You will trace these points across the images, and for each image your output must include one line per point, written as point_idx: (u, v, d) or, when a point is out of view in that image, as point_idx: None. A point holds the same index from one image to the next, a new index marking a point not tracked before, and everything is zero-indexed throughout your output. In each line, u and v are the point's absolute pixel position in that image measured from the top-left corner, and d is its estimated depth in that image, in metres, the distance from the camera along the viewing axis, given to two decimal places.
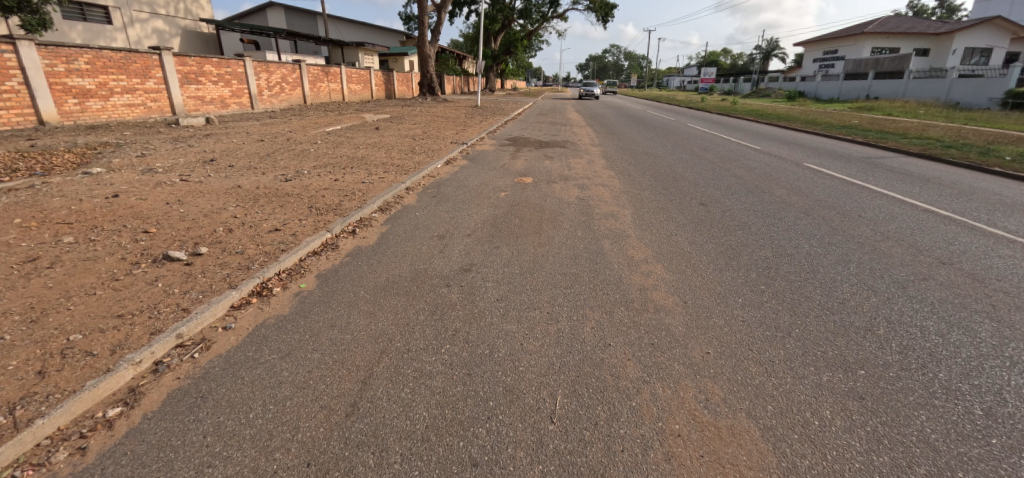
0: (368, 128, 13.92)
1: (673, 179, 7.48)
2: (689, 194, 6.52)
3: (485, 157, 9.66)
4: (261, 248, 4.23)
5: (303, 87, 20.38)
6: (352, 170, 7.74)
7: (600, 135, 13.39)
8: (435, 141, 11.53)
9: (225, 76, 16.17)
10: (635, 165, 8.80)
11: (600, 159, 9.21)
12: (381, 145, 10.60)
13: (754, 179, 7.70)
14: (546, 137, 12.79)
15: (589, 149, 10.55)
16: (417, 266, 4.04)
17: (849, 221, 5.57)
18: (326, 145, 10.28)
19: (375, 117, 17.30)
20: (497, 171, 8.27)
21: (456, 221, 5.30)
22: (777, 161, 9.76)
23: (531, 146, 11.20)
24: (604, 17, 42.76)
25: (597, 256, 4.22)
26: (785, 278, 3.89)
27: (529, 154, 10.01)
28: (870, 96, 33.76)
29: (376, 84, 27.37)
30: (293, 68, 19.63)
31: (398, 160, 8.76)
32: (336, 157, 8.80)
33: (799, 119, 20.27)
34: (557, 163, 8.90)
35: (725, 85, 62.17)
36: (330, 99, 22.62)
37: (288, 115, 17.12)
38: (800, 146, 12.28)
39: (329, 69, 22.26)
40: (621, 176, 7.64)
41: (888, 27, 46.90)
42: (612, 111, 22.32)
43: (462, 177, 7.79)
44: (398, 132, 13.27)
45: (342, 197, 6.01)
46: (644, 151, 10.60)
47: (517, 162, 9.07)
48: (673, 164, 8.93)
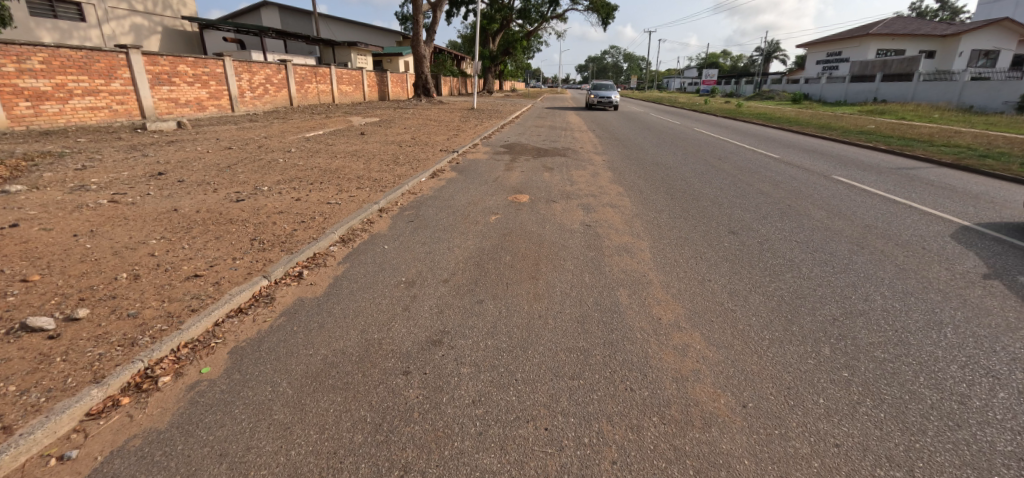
0: (353, 133, 12.85)
1: (693, 197, 6.45)
2: (714, 218, 5.49)
3: (477, 168, 8.61)
4: (164, 308, 3.19)
5: (289, 89, 19.29)
6: (319, 186, 6.67)
7: (604, 141, 12.33)
8: (424, 148, 10.45)
9: (202, 77, 15.08)
10: (646, 178, 7.75)
11: (606, 172, 8.17)
12: (362, 153, 9.52)
13: (785, 197, 6.65)
14: (546, 143, 11.71)
15: (593, 158, 9.50)
16: (370, 335, 2.99)
17: (917, 258, 4.52)
18: (300, 153, 9.20)
19: (363, 120, 16.25)
20: (489, 185, 7.22)
21: (433, 258, 4.25)
22: (803, 173, 8.71)
23: (530, 154, 10.15)
24: (605, 18, 41.83)
25: (610, 317, 3.17)
26: (868, 354, 2.87)
27: (526, 164, 8.96)
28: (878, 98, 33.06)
29: (369, 85, 26.29)
30: (278, 69, 18.55)
31: (377, 172, 7.70)
32: (306, 168, 7.74)
33: (811, 123, 19.27)
34: (558, 175, 7.84)
35: (727, 87, 61.21)
36: (319, 101, 21.56)
37: (270, 118, 16.06)
38: (823, 155, 11.25)
39: (318, 70, 21.18)
40: (632, 194, 6.60)
41: (895, 28, 45.95)
42: (615, 115, 21.31)
43: (448, 192, 6.73)
44: (385, 138, 12.19)
45: (297, 223, 4.94)
46: (655, 160, 9.54)
47: (513, 174, 8.02)
48: (690, 177, 7.90)
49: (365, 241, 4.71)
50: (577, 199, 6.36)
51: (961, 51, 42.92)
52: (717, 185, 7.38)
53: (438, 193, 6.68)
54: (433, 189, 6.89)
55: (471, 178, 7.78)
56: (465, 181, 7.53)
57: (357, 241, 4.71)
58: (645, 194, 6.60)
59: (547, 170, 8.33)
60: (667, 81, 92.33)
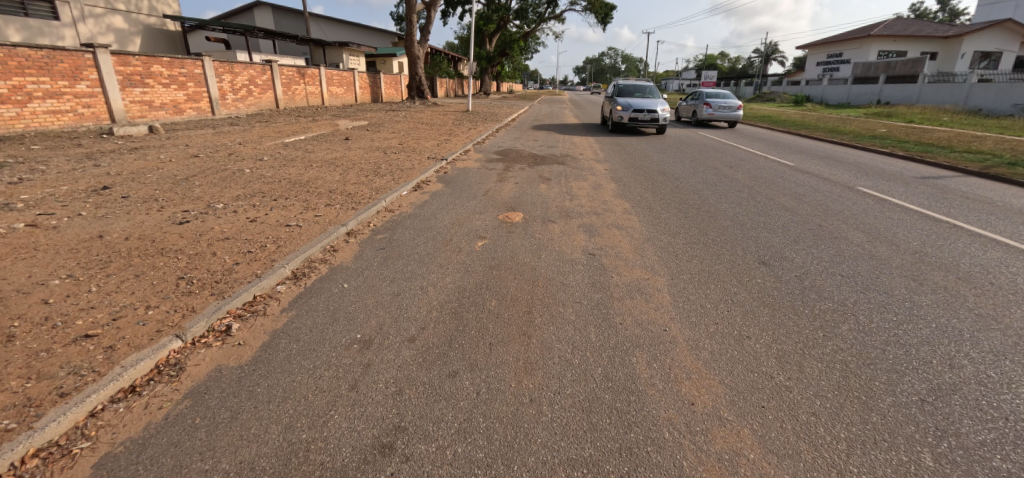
0: (337, 138, 12.01)
1: (709, 215, 5.65)
2: (739, 243, 4.69)
3: (466, 178, 7.79)
4: (23, 393, 2.37)
5: (275, 90, 18.42)
6: (283, 202, 5.83)
7: (606, 147, 11.49)
8: (410, 155, 9.60)
9: (179, 78, 14.21)
10: (654, 190, 6.95)
11: (610, 182, 7.36)
12: (341, 162, 8.67)
13: (813, 215, 5.85)
14: (544, 149, 10.88)
15: (595, 167, 8.68)
16: (297, 435, 2.17)
17: (990, 299, 3.73)
18: (272, 163, 8.35)
19: (350, 123, 15.40)
20: (479, 199, 6.39)
21: (401, 302, 3.42)
22: (825, 184, 7.92)
23: (525, 162, 9.33)
24: (604, 19, 41.09)
25: (626, 400, 2.36)
26: (984, 461, 2.07)
27: (521, 174, 8.14)
28: (882, 100, 32.45)
29: (361, 87, 25.43)
30: (263, 69, 17.68)
31: (352, 184, 6.87)
32: (273, 180, 6.88)
33: (818, 126, 18.52)
34: (557, 188, 7.02)
35: (727, 89, 60.57)
36: (307, 103, 20.67)
37: (252, 121, 15.18)
38: (841, 162, 10.47)
39: (306, 71, 20.30)
40: (640, 211, 5.80)
41: (897, 29, 45.34)
42: None
43: (431, 209, 5.91)
44: (370, 143, 11.34)
45: (243, 253, 4.12)
46: (661, 169, 8.74)
47: (506, 185, 7.20)
48: (702, 189, 7.10)
49: (322, 277, 3.89)
50: (577, 216, 5.55)
51: (964, 52, 42.34)
52: (735, 199, 6.58)
53: (419, 209, 5.86)
54: (415, 205, 6.07)
55: (459, 190, 6.95)
56: (451, 194, 6.70)
57: (313, 276, 3.90)
58: (655, 211, 5.79)
59: (544, 181, 7.51)
60: (666, 82, 91.71)
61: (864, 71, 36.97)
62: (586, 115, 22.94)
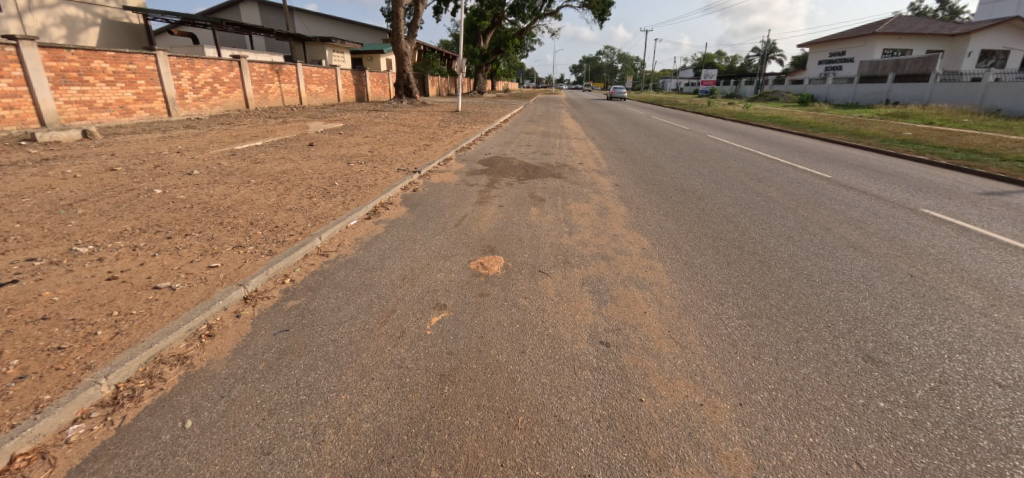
0: (300, 143, 10.38)
1: (758, 259, 4.13)
2: (817, 316, 3.18)
3: (440, 198, 6.22)
4: None
5: (245, 88, 16.75)
6: (177, 242, 4.26)
7: (609, 153, 9.94)
8: (377, 166, 8.02)
9: (126, 75, 12.53)
10: (675, 216, 5.41)
11: (619, 204, 5.84)
12: (290, 176, 7.07)
13: (893, 260, 4.34)
14: (537, 158, 9.32)
15: (598, 182, 7.15)
16: None
17: None
18: (201, 178, 6.74)
19: (323, 126, 13.76)
20: (448, 229, 4.84)
21: (266, 475, 1.89)
22: (879, 205, 6.42)
23: (514, 174, 7.78)
24: (602, 15, 39.49)
25: None
26: None
27: (508, 190, 6.60)
28: (891, 99, 31.03)
29: (344, 85, 23.77)
30: (230, 65, 15.99)
31: (287, 208, 5.29)
32: (185, 205, 5.30)
33: (834, 127, 17.05)
34: (551, 212, 5.48)
35: (727, 87, 58.94)
36: (283, 103, 18.89)
37: (212, 124, 13.48)
38: (881, 173, 8.96)
39: (281, 67, 18.57)
40: (665, 249, 4.29)
41: (902, 27, 43.93)
42: (616, 119, 19.17)
43: (383, 247, 4.36)
44: (335, 150, 9.73)
45: (46, 353, 2.58)
46: (677, 183, 7.23)
47: (488, 208, 5.65)
48: (736, 214, 5.58)
49: (159, 403, 2.34)
50: (579, 259, 4.01)
51: (971, 50, 40.94)
52: (781, 230, 5.06)
53: (364, 250, 4.29)
54: (362, 242, 4.51)
55: (427, 215, 5.38)
56: (416, 221, 5.16)
57: (145, 400, 2.36)
58: (685, 250, 4.26)
59: (536, 202, 5.94)
60: (665, 80, 90.22)
61: (871, 70, 35.38)
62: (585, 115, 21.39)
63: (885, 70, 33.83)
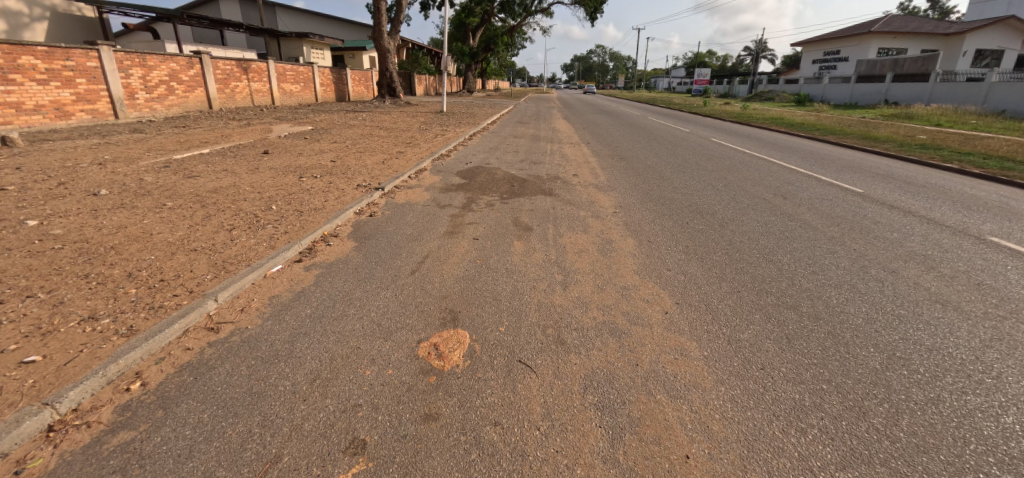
0: (254, 151, 9.01)
1: (827, 332, 2.94)
2: (955, 459, 2.00)
3: (401, 224, 4.94)
4: None
5: (208, 87, 15.24)
6: (4, 311, 2.99)
7: (607, 162, 8.71)
8: (334, 180, 6.70)
9: (62, 72, 11.00)
10: (698, 252, 4.19)
11: (625, 232, 4.62)
12: (221, 195, 5.73)
13: (1007, 327, 3.15)
14: (526, 168, 8.05)
15: (598, 199, 5.93)
16: None
17: None
18: (105, 201, 5.37)
19: (290, 129, 12.36)
20: (400, 279, 3.59)
21: None
22: (939, 232, 5.25)
23: (498, 189, 6.51)
24: (594, 12, 38.36)
25: None
26: None
27: (487, 212, 5.34)
28: (889, 99, 30.20)
29: (322, 83, 22.29)
30: (190, 62, 14.47)
31: (190, 248, 3.98)
32: (56, 245, 3.99)
33: (842, 129, 16.00)
34: (539, 246, 4.24)
35: (721, 87, 57.96)
36: (252, 102, 17.43)
37: (163, 127, 12.01)
38: (917, 186, 7.83)
39: (249, 65, 17.04)
40: (694, 313, 3.07)
41: (896, 26, 43.24)
42: (611, 120, 18.05)
43: (301, 313, 3.09)
44: (292, 158, 8.37)
45: None
46: (688, 200, 6.02)
47: (458, 241, 4.39)
48: (772, 247, 4.39)
49: None
50: (577, 336, 2.78)
51: (966, 50, 40.30)
52: (836, 274, 3.88)
53: (273, 319, 3.03)
54: (275, 304, 3.24)
55: (378, 253, 4.12)
56: (361, 265, 3.89)
57: None
58: (723, 316, 3.05)
59: (521, 229, 4.70)
60: (657, 79, 89.38)
61: (868, 70, 34.59)
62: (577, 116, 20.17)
63: (882, 70, 33.00)
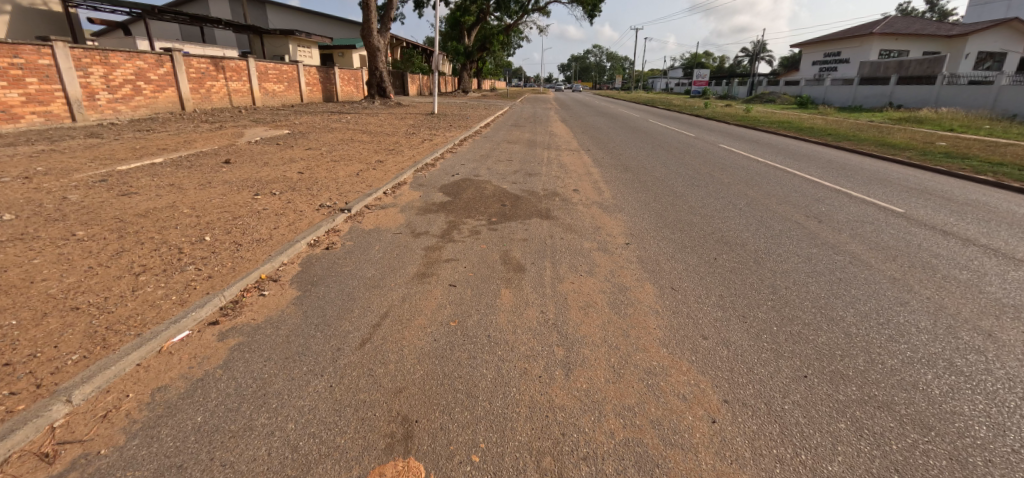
0: (215, 159, 8.00)
1: (952, 459, 2.01)
2: None
3: (362, 260, 3.97)
4: None
5: (180, 87, 14.15)
6: None
7: (609, 173, 7.77)
8: (295, 197, 5.72)
9: (9, 71, 9.89)
10: (738, 306, 3.25)
11: (642, 275, 3.68)
12: (150, 220, 4.74)
13: None
14: (519, 181, 7.08)
15: (604, 223, 5.00)
16: None
17: None
18: (3, 230, 4.37)
19: (264, 132, 11.32)
20: (343, 354, 2.63)
21: None
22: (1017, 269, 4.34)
23: (486, 208, 5.55)
24: (592, 12, 37.53)
25: None
26: None
27: (471, 242, 4.39)
28: (893, 102, 29.39)
29: (308, 83, 21.25)
30: (160, 60, 13.39)
31: (71, 307, 3.01)
32: None
33: (854, 134, 15.14)
34: (534, 296, 3.29)
35: (720, 88, 57.20)
36: (231, 103, 16.37)
37: (124, 131, 10.93)
38: (960, 203, 6.91)
39: (227, 63, 15.98)
40: (754, 424, 2.14)
41: (898, 27, 42.58)
42: (611, 124, 17.17)
43: (186, 424, 2.13)
44: (254, 168, 7.36)
45: None
46: (710, 225, 5.09)
47: (429, 287, 3.44)
48: (828, 297, 3.47)
49: None
50: (587, 474, 1.86)
51: (967, 53, 39.71)
52: (921, 341, 2.96)
53: (142, 436, 2.07)
54: (157, 404, 2.28)
55: (324, 308, 3.15)
56: (296, 328, 2.93)
57: None
58: (795, 428, 2.12)
59: (511, 269, 3.75)
60: (654, 79, 88.48)
61: (872, 72, 33.77)
62: (575, 119, 19.24)
63: (885, 72, 32.18)
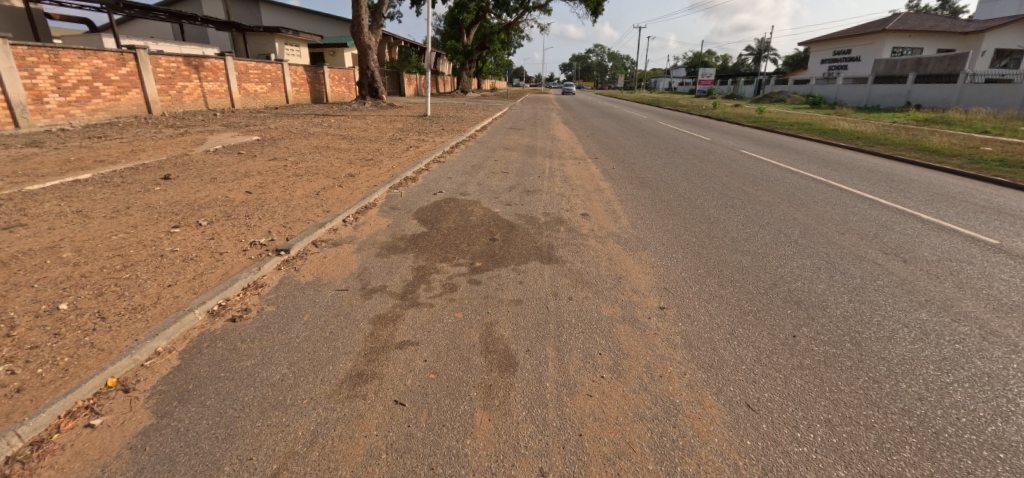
0: (154, 174, 6.71)
1: None
2: None
3: (275, 344, 2.68)
4: None
5: (146, 88, 12.86)
6: None
7: (624, 189, 6.44)
8: (224, 229, 4.43)
9: None
10: (870, 452, 1.96)
11: (695, 375, 2.39)
12: (7, 271, 3.46)
13: None
14: (515, 201, 5.77)
15: (625, 268, 3.70)
16: None
17: None
18: None
19: (231, 139, 10.04)
20: None
21: None
22: None
23: (469, 243, 4.25)
24: (595, 9, 36.24)
25: None
26: None
27: (442, 305, 3.10)
28: (911, 102, 28.00)
29: (295, 83, 19.97)
30: (122, 58, 12.11)
31: None
32: None
33: (885, 137, 13.80)
34: (530, 430, 2.01)
35: (726, 87, 55.69)
36: (207, 106, 15.10)
37: (70, 139, 9.62)
38: None
39: (202, 62, 14.69)
40: None
41: (912, 24, 41.10)
42: (617, 126, 15.88)
43: None
44: (193, 187, 6.05)
45: None
46: (767, 271, 3.79)
47: (361, 409, 2.15)
48: (999, 425, 2.17)
49: None
50: None
51: (984, 51, 38.20)
52: None
53: None
54: None
55: (176, 463, 1.87)
56: None
57: None
58: None
59: (494, 365, 2.46)
60: (658, 78, 86.92)
61: (887, 70, 32.32)
62: (579, 121, 17.93)
63: (902, 70, 30.72)
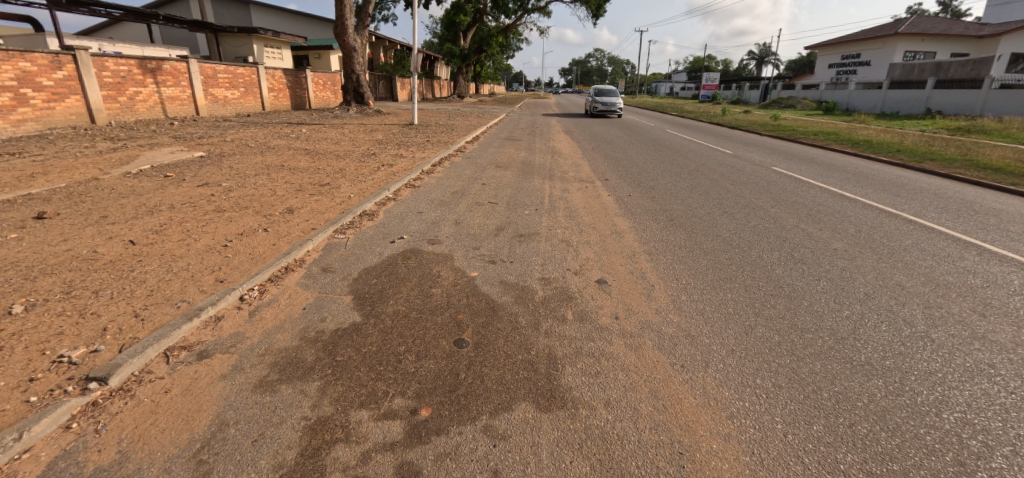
0: (26, 211, 5.09)
1: None
2: None
3: None
4: None
5: (89, 94, 11.28)
6: None
7: (649, 232, 4.80)
8: (38, 325, 2.81)
9: None
10: None
11: None
12: None
13: None
14: (502, 254, 4.13)
15: (685, 426, 2.08)
16: None
17: None
18: None
19: (169, 154, 8.42)
20: None
21: None
22: None
23: (418, 351, 2.61)
24: (596, 12, 34.90)
25: None
26: None
27: None
28: (932, 107, 26.44)
29: (272, 88, 18.42)
30: (57, 60, 10.53)
31: None
32: None
33: (929, 150, 12.19)
34: None
35: (731, 91, 54.19)
36: (166, 113, 13.53)
37: None
38: None
39: (160, 65, 13.11)
40: None
41: (925, 27, 39.61)
42: (624, 136, 14.32)
43: None
44: (60, 232, 4.42)
45: None
46: (932, 427, 2.17)
47: None
48: None
49: None
50: None
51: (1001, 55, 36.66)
52: None
53: None
54: None
55: None
56: None
57: None
58: None
59: None
60: (660, 82, 85.04)
61: (903, 74, 30.86)
62: (582, 130, 16.33)
63: (919, 74, 29.21)
